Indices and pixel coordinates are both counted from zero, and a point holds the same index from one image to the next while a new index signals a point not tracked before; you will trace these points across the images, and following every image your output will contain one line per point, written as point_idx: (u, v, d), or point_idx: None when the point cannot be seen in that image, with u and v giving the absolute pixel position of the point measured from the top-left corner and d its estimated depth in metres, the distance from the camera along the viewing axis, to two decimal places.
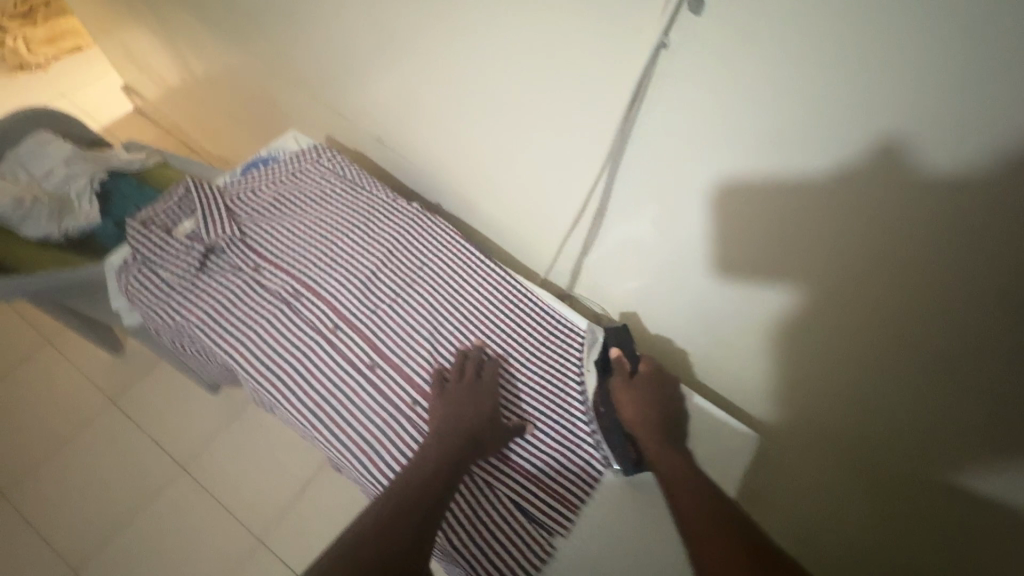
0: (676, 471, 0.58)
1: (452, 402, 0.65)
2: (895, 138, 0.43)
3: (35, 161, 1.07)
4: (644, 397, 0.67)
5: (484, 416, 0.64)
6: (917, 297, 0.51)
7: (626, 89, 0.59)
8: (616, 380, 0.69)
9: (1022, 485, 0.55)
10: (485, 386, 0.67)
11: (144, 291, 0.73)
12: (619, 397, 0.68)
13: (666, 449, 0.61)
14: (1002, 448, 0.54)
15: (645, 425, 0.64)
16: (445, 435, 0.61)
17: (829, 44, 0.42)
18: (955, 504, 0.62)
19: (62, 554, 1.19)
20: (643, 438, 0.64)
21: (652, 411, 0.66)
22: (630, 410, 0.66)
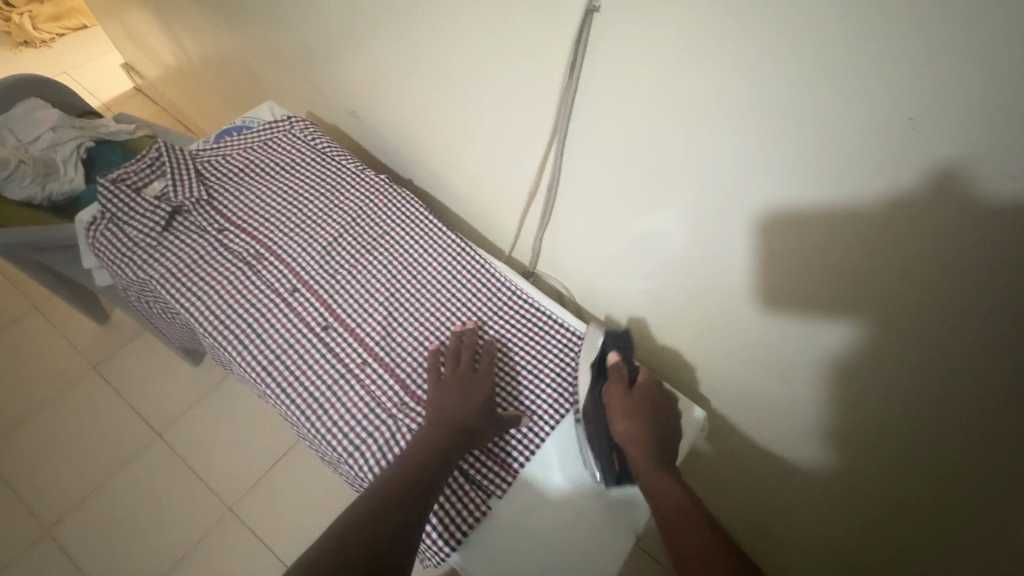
0: (670, 500, 0.55)
1: (448, 391, 0.65)
2: (796, 101, 0.44)
3: (23, 126, 1.09)
4: (639, 412, 0.63)
5: (474, 407, 0.65)
6: (840, 273, 0.52)
7: (565, 56, 0.60)
8: (612, 388, 0.65)
9: (941, 461, 0.56)
10: (481, 378, 0.68)
11: (112, 247, 0.75)
12: (613, 409, 0.64)
13: (659, 472, 0.58)
14: (922, 426, 0.55)
15: (640, 443, 0.60)
16: (441, 423, 0.62)
17: (735, 5, 0.43)
18: (886, 480, 0.64)
19: (37, 512, 1.22)
20: (635, 456, 0.60)
21: (648, 428, 0.62)
22: (624, 425, 0.62)
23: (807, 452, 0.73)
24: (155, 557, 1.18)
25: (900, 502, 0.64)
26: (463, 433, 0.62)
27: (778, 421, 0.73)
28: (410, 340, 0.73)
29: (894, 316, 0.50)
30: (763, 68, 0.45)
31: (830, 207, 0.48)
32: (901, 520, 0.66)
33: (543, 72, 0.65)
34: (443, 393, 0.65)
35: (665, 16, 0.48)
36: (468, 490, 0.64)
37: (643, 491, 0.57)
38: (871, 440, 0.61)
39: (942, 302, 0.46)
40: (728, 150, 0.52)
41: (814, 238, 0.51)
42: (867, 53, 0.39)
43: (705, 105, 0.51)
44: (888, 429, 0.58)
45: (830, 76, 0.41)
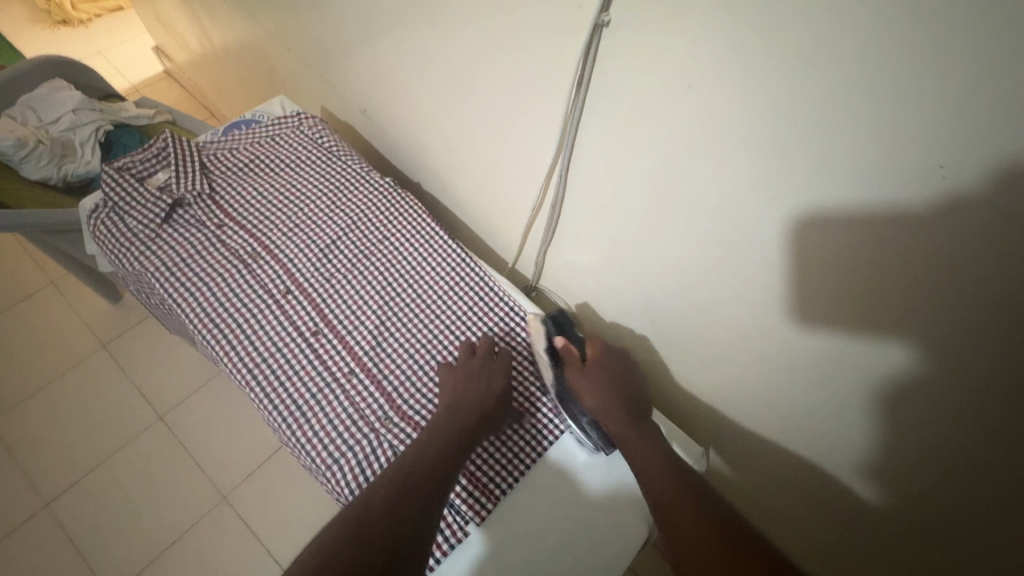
0: (649, 458, 0.57)
1: (465, 376, 0.65)
2: (825, 135, 0.42)
3: (45, 107, 1.10)
4: (602, 384, 0.65)
5: (495, 392, 0.65)
6: (861, 309, 0.49)
7: (574, 70, 0.57)
8: (570, 370, 0.66)
9: (965, 513, 0.53)
10: (499, 364, 0.68)
11: (111, 236, 0.75)
12: (577, 388, 0.65)
13: (634, 432, 0.60)
14: (951, 477, 0.51)
15: (611, 411, 0.62)
16: (455, 412, 0.61)
17: (761, 33, 0.41)
18: (906, 523, 0.61)
19: (39, 483, 1.24)
20: (610, 424, 0.62)
21: (614, 394, 0.64)
22: (592, 399, 0.64)
23: (820, 488, 0.69)
24: (148, 537, 1.19)
25: (921, 548, 0.61)
26: (480, 421, 0.62)
27: (789, 452, 0.70)
28: (419, 348, 0.71)
29: (919, 355, 0.47)
30: (783, 93, 0.42)
31: (858, 238, 0.45)
32: (915, 567, 0.63)
33: (552, 85, 0.62)
34: (457, 377, 0.65)
35: (677, 34, 0.46)
36: (465, 516, 0.62)
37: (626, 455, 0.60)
38: (893, 478, 0.58)
39: (981, 349, 0.42)
40: (744, 175, 0.50)
41: (836, 271, 0.48)
42: (898, 85, 0.36)
43: (721, 124, 0.48)
44: (912, 462, 0.55)
45: (856, 107, 0.39)
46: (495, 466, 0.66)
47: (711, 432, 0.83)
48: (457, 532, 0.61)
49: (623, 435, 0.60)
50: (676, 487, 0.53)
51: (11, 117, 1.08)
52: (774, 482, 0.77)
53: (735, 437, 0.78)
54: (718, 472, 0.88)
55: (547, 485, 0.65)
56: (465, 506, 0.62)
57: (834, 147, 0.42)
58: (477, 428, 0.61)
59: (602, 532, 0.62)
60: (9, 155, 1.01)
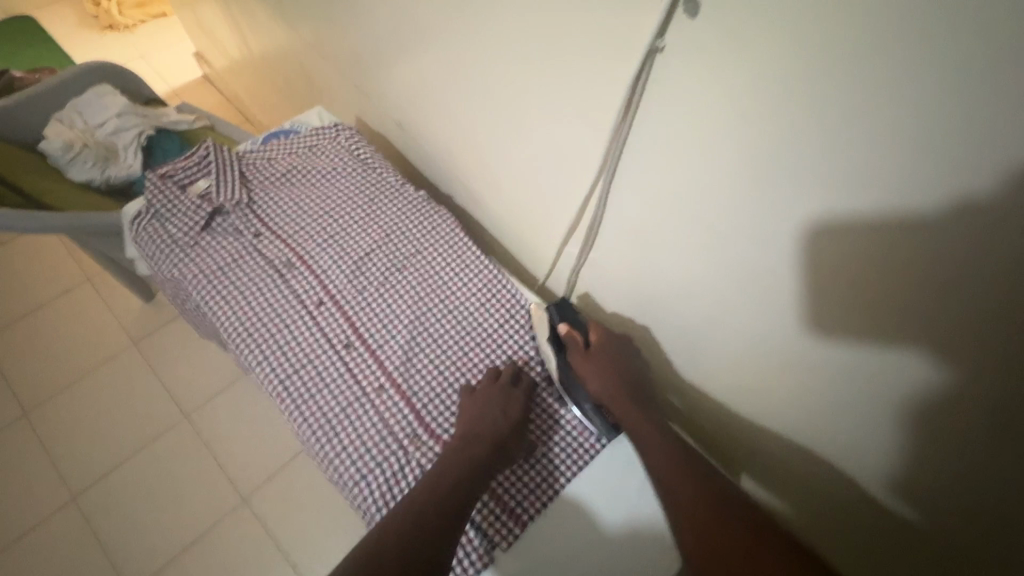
0: (654, 442, 0.61)
1: (482, 403, 0.64)
2: (886, 173, 0.40)
3: (91, 111, 1.14)
4: (607, 369, 0.66)
5: (511, 420, 0.63)
6: (918, 354, 0.47)
7: (620, 93, 0.56)
8: (574, 357, 0.68)
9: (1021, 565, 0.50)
10: (519, 391, 0.66)
11: (152, 242, 0.77)
12: (582, 373, 0.67)
13: (637, 415, 0.63)
14: (1010, 529, 0.49)
15: (616, 395, 0.65)
16: (472, 438, 0.61)
17: (824, 66, 0.39)
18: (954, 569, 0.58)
19: (68, 476, 1.27)
20: (614, 408, 0.65)
21: (617, 378, 0.66)
22: (597, 384, 0.66)
23: (861, 524, 0.66)
24: (167, 534, 1.21)
25: None
26: (497, 446, 0.61)
27: (828, 489, 0.68)
28: (448, 366, 0.71)
29: (981, 408, 0.44)
30: (850, 130, 0.40)
31: (917, 279, 0.43)
32: None
33: (596, 106, 0.61)
34: (474, 404, 0.64)
35: (735, 61, 0.44)
36: (491, 538, 0.61)
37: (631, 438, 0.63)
38: (945, 526, 0.55)
39: None
40: (798, 208, 0.48)
41: (894, 311, 0.46)
42: (984, 130, 0.33)
43: (772, 154, 0.46)
44: (968, 513, 0.52)
45: (933, 149, 0.36)
46: (521, 487, 0.65)
47: (743, 461, 0.80)
48: (482, 555, 0.60)
49: (626, 418, 0.63)
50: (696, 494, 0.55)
51: (60, 120, 1.11)
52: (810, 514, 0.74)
53: (769, 469, 0.75)
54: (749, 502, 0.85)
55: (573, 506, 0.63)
56: (491, 528, 0.62)
57: (904, 186, 0.39)
58: (491, 459, 0.60)
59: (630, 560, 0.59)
60: (56, 157, 1.07)
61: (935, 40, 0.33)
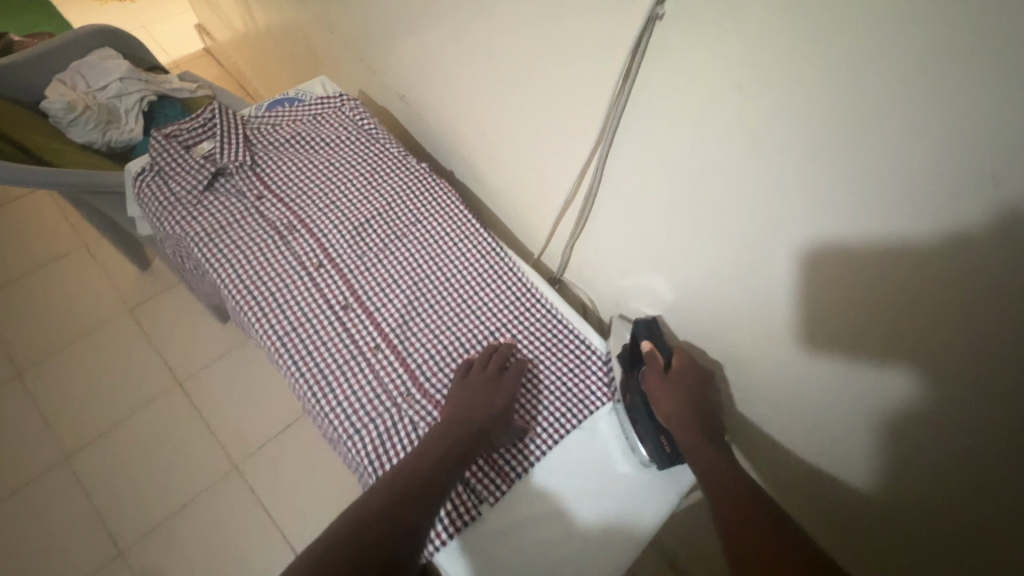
0: (716, 475, 0.57)
1: (472, 390, 0.65)
2: (868, 138, 0.43)
3: (94, 74, 1.14)
4: (683, 395, 0.64)
5: (499, 406, 0.64)
6: (892, 315, 0.50)
7: (621, 63, 0.58)
8: (651, 375, 0.66)
9: (971, 511, 0.54)
10: (508, 379, 0.67)
11: (155, 199, 0.78)
12: (653, 392, 0.65)
13: (705, 448, 0.60)
14: (963, 479, 0.53)
15: (685, 424, 0.62)
16: (459, 420, 0.62)
17: (817, 34, 0.41)
18: (910, 519, 0.62)
19: (60, 438, 1.28)
20: (681, 435, 0.62)
21: (691, 407, 0.64)
22: (668, 409, 0.64)
23: (829, 486, 0.71)
24: (159, 498, 1.22)
25: (928, 544, 0.62)
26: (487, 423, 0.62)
27: (805, 457, 0.71)
28: (444, 331, 0.73)
29: (947, 363, 0.48)
30: (840, 95, 0.42)
31: (890, 244, 0.46)
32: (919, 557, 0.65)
33: (596, 79, 0.63)
34: (463, 391, 0.65)
35: (732, 31, 0.47)
36: (475, 500, 0.63)
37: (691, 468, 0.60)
38: (912, 485, 0.59)
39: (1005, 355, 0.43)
40: (786, 177, 0.50)
41: (871, 276, 0.49)
42: (957, 94, 0.36)
43: (763, 123, 0.49)
44: (927, 468, 0.55)
45: (917, 110, 0.39)
46: (507, 454, 0.66)
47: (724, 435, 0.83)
48: (469, 511, 0.62)
49: (692, 448, 0.61)
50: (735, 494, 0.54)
51: (62, 81, 1.12)
52: (785, 481, 0.78)
53: (751, 440, 0.78)
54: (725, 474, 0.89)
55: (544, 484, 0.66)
56: (476, 490, 0.63)
57: (883, 153, 0.42)
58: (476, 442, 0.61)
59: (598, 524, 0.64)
60: (58, 116, 1.07)
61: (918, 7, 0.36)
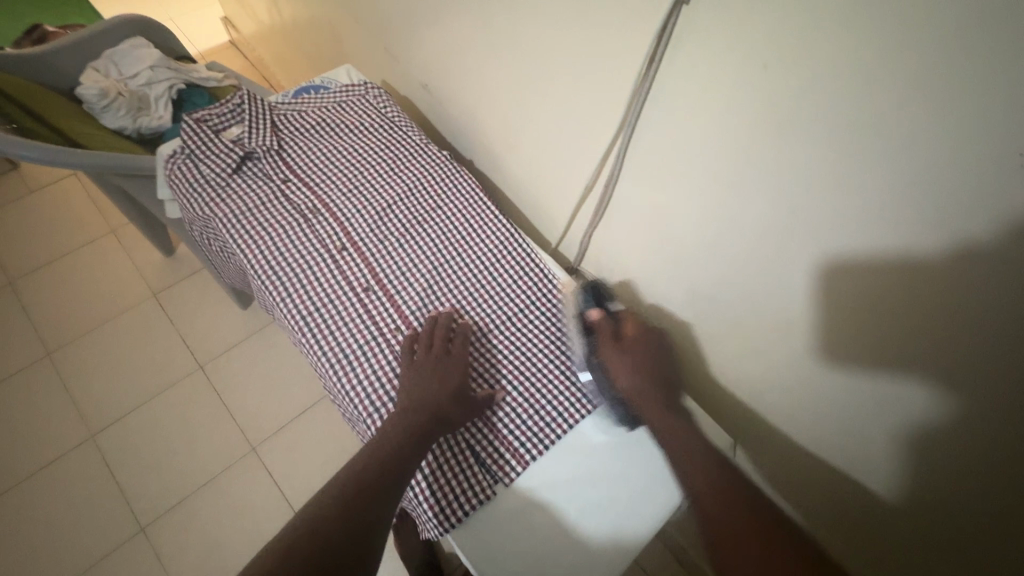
0: (682, 444, 0.59)
1: (417, 375, 0.64)
2: (891, 126, 0.42)
3: (126, 63, 1.18)
4: (637, 363, 0.66)
5: (450, 390, 0.63)
6: (909, 308, 0.49)
7: (644, 51, 0.59)
8: (605, 346, 0.67)
9: (991, 510, 0.53)
10: (454, 359, 0.66)
11: (185, 180, 0.81)
12: (609, 363, 0.66)
13: (668, 415, 0.62)
14: (983, 477, 0.52)
15: (646, 390, 0.64)
16: (412, 407, 0.61)
17: (841, 22, 0.41)
18: (926, 518, 0.61)
19: (85, 415, 1.32)
20: (642, 404, 0.64)
21: (647, 375, 0.65)
22: (626, 379, 0.65)
23: (846, 484, 0.70)
24: (178, 477, 1.26)
25: (944, 544, 0.61)
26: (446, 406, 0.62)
27: (820, 452, 0.70)
28: (462, 315, 0.74)
29: (962, 355, 0.47)
30: (865, 82, 0.42)
31: (912, 233, 0.45)
32: (937, 558, 0.64)
33: (619, 68, 0.64)
34: (414, 379, 0.64)
35: (756, 13, 0.47)
36: (481, 479, 0.64)
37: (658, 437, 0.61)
38: (928, 483, 0.58)
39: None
40: (807, 161, 0.50)
41: (890, 266, 0.49)
42: (981, 78, 0.36)
43: (787, 111, 0.49)
44: (944, 466, 0.55)
45: (944, 97, 0.38)
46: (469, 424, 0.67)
47: (739, 430, 0.83)
48: (480, 491, 0.63)
49: (655, 416, 0.62)
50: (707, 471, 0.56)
51: (96, 70, 1.16)
52: (800, 478, 0.77)
53: (764, 434, 0.78)
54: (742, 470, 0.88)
55: (558, 465, 0.66)
56: (480, 471, 0.64)
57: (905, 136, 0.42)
58: (431, 427, 0.60)
59: (613, 511, 0.64)
60: (91, 102, 1.11)
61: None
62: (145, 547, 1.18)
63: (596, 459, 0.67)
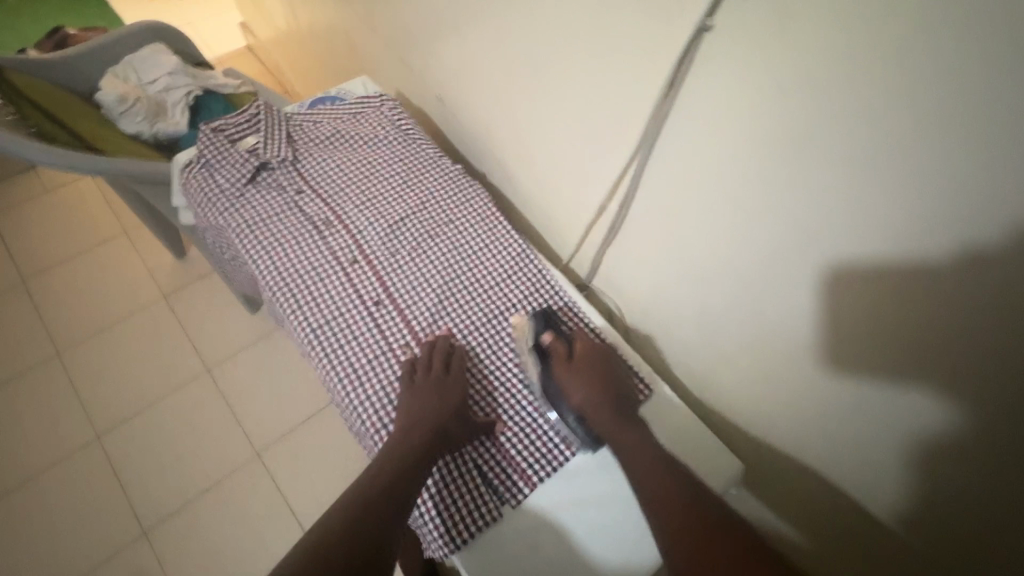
0: (639, 457, 0.58)
1: (420, 396, 0.63)
2: (917, 157, 0.42)
3: (145, 68, 1.19)
4: (589, 380, 0.64)
5: (450, 408, 0.63)
6: (935, 341, 0.48)
7: (663, 72, 0.58)
8: (558, 367, 0.66)
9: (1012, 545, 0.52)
10: (454, 379, 0.66)
11: (200, 189, 0.81)
12: (563, 385, 0.65)
13: (625, 429, 0.61)
14: (1005, 509, 0.51)
15: (602, 404, 0.63)
16: (412, 429, 0.60)
17: (869, 52, 0.41)
18: (942, 551, 0.60)
19: (92, 416, 1.33)
20: (599, 421, 0.62)
21: (602, 391, 0.64)
22: (581, 398, 0.64)
23: (860, 513, 0.68)
24: (182, 481, 1.26)
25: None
26: (448, 426, 0.61)
27: (832, 481, 0.69)
28: (472, 331, 0.74)
29: (988, 391, 0.46)
30: (894, 112, 0.42)
31: (935, 264, 0.44)
32: None
33: (637, 88, 0.63)
34: (413, 398, 0.63)
35: (782, 37, 0.46)
36: (486, 500, 0.63)
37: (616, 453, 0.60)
38: (944, 512, 0.57)
39: None
40: (832, 189, 0.49)
41: (912, 297, 0.48)
42: (1014, 109, 0.35)
43: (813, 138, 0.48)
44: (962, 498, 0.54)
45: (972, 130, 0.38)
46: (469, 444, 0.66)
47: (750, 456, 0.81)
48: (485, 512, 0.62)
49: (612, 431, 0.61)
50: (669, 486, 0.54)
51: (116, 75, 1.17)
52: (811, 506, 0.76)
53: (776, 460, 0.76)
54: (752, 496, 0.86)
55: (569, 489, 0.65)
56: (485, 491, 0.63)
57: (935, 167, 0.41)
58: (434, 445, 0.59)
59: (623, 535, 0.63)
60: (110, 108, 1.13)
61: (975, 17, 0.35)
62: (147, 552, 1.17)
63: (606, 483, 0.66)
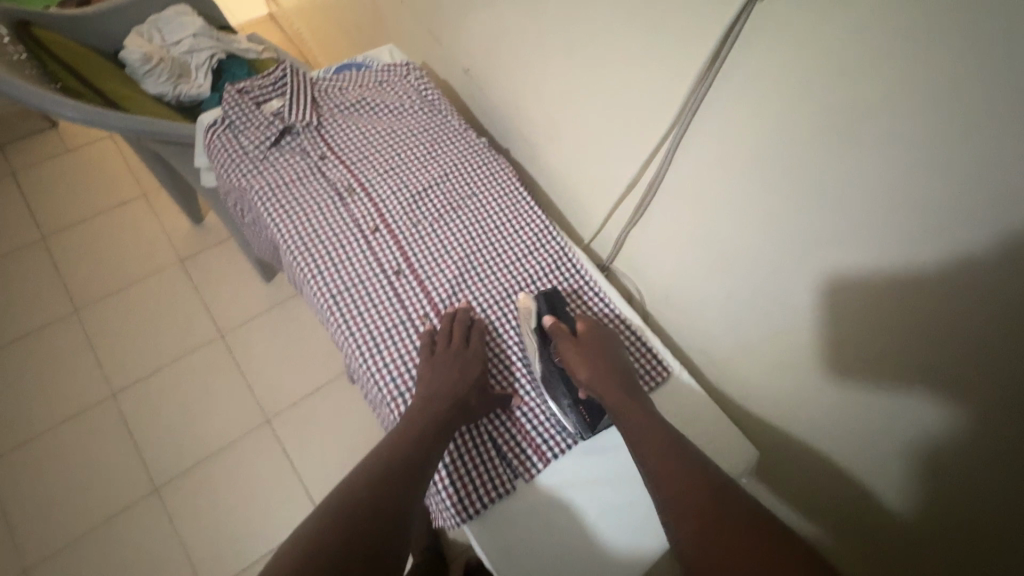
0: (646, 433, 0.57)
1: (439, 367, 0.63)
2: (978, 141, 0.41)
3: (169, 29, 1.18)
4: (594, 359, 0.64)
5: (469, 380, 0.63)
6: (970, 334, 0.47)
7: (708, 47, 0.57)
8: (561, 345, 0.65)
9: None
10: (474, 353, 0.66)
11: (224, 150, 0.81)
12: (569, 362, 0.64)
13: (631, 404, 0.60)
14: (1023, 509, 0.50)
15: (607, 381, 0.62)
16: (432, 398, 0.60)
17: (934, 32, 0.40)
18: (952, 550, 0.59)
19: (108, 374, 1.35)
20: (605, 396, 0.62)
21: (606, 369, 0.63)
22: (586, 375, 0.63)
23: (871, 509, 0.68)
24: (193, 441, 1.28)
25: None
26: (467, 397, 0.61)
27: (844, 475, 0.68)
28: (491, 305, 0.73)
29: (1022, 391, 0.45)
30: (955, 95, 0.41)
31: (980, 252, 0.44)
32: None
33: (677, 66, 0.62)
34: (431, 368, 0.63)
35: (841, 14, 0.45)
36: (499, 472, 0.63)
37: (621, 431, 0.59)
38: (958, 512, 0.56)
39: None
40: (881, 172, 0.48)
41: (950, 287, 0.47)
42: None
43: (865, 118, 0.47)
44: (978, 497, 0.53)
45: None
46: (485, 417, 0.66)
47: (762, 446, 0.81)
48: (499, 484, 0.62)
49: (618, 406, 0.60)
50: (688, 471, 0.52)
51: (140, 34, 1.17)
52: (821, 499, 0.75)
53: (788, 451, 0.76)
54: (761, 486, 0.86)
55: (584, 467, 0.65)
56: (499, 464, 0.64)
57: (999, 152, 0.40)
58: (451, 415, 0.59)
59: (634, 514, 0.63)
60: (134, 67, 1.11)
61: None
62: (157, 507, 1.20)
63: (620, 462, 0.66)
